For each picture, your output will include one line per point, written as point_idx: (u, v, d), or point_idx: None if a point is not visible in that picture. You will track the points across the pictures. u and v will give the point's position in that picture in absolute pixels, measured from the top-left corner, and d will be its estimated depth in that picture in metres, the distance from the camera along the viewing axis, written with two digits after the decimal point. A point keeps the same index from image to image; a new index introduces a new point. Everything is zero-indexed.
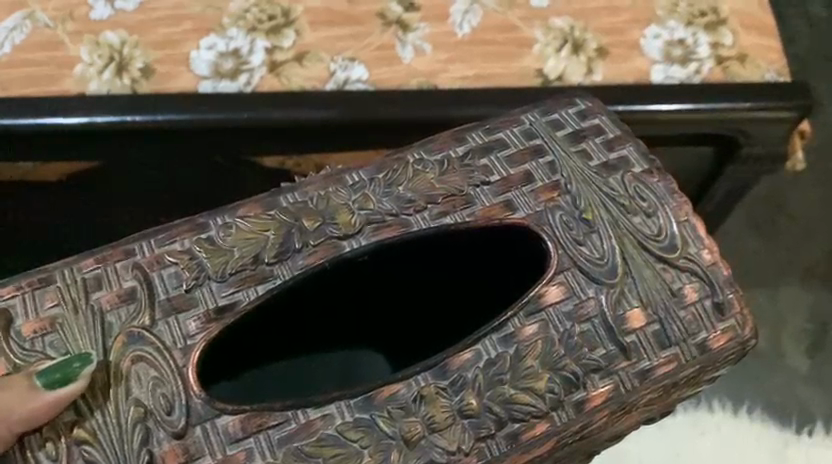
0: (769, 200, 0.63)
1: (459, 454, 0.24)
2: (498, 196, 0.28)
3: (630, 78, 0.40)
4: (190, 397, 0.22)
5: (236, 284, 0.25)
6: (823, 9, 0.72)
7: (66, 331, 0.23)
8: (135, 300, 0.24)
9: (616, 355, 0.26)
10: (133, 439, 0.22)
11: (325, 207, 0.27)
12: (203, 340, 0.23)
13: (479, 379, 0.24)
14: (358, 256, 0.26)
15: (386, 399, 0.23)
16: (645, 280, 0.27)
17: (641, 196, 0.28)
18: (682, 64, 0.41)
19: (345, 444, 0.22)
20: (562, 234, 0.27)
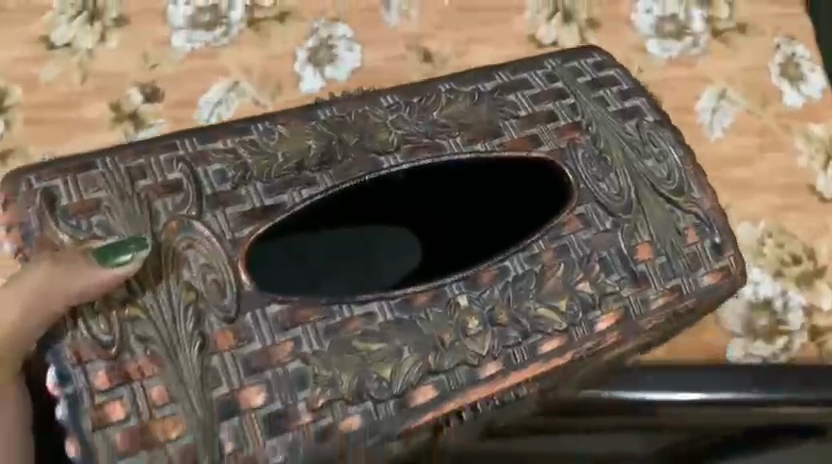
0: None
1: (488, 357, 0.25)
2: (526, 131, 0.29)
3: (702, 355, 0.42)
4: (241, 285, 0.23)
5: (281, 185, 0.25)
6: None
7: (117, 212, 0.23)
8: (182, 190, 0.24)
9: (628, 281, 0.27)
10: (186, 320, 0.22)
11: (364, 124, 0.28)
12: (252, 234, 0.24)
13: (509, 292, 0.26)
14: (393, 174, 0.27)
15: (424, 303, 0.25)
16: (656, 216, 0.29)
17: (653, 143, 0.30)
18: (769, 339, 0.44)
19: (387, 340, 0.24)
20: (583, 169, 0.29)
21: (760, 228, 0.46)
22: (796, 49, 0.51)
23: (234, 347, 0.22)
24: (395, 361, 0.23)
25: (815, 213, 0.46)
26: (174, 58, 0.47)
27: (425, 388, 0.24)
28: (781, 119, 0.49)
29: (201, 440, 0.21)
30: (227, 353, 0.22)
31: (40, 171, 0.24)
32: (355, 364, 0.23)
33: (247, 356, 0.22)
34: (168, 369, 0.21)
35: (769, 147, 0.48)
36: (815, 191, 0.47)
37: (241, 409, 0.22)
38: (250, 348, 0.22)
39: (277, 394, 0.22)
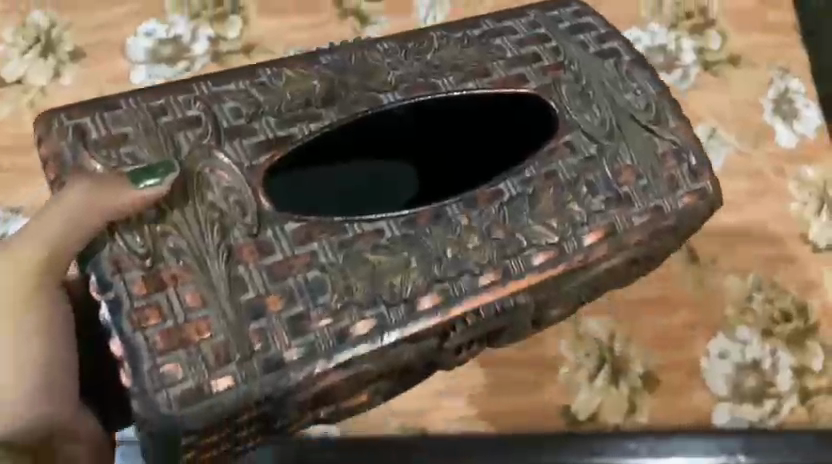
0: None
1: (488, 267, 0.27)
2: (512, 71, 0.31)
3: (684, 417, 0.45)
4: (259, 204, 0.26)
5: (290, 119, 0.28)
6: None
7: (144, 145, 0.26)
8: (201, 124, 0.27)
9: (613, 201, 0.30)
10: (213, 235, 0.25)
11: (361, 67, 0.30)
12: (266, 162, 0.27)
13: (505, 212, 0.28)
14: (393, 109, 0.29)
15: (427, 220, 0.27)
16: (635, 142, 0.31)
17: (631, 79, 0.33)
18: (757, 402, 0.46)
19: (393, 255, 0.26)
20: (566, 102, 0.31)
21: (747, 280, 0.48)
22: (791, 83, 0.54)
23: (259, 258, 0.25)
24: (402, 271, 0.26)
25: (807, 266, 0.49)
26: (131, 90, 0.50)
27: (432, 294, 0.26)
28: (775, 160, 0.52)
29: (231, 337, 0.24)
30: (251, 262, 0.25)
31: (70, 112, 0.27)
32: (366, 272, 0.26)
33: (269, 264, 0.25)
34: (198, 275, 0.24)
35: (763, 190, 0.51)
36: (808, 240, 0.49)
37: (269, 315, 0.24)
38: (272, 258, 0.25)
39: (299, 298, 0.25)
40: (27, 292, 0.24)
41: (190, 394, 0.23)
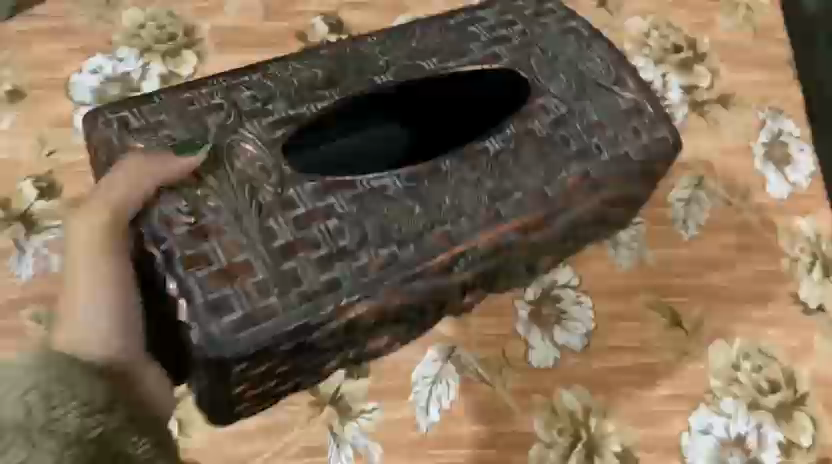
0: (663, 293, 1.06)
1: (370, 257, 0.69)
2: (286, 105, 0.76)
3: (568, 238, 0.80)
4: (302, 231, 0.69)
5: (312, 215, 0.70)
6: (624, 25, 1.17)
7: (202, 186, 0.69)
8: (225, 204, 0.69)
9: (434, 236, 0.71)
10: (256, 207, 0.70)
11: (301, 194, 0.70)
12: (309, 222, 0.69)
13: (352, 210, 0.71)
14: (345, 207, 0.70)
15: (342, 253, 0.68)
16: (457, 190, 0.73)
17: (451, 177, 0.73)
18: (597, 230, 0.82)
19: (313, 229, 0.69)
20: (422, 199, 0.72)
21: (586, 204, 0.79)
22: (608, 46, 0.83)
23: (287, 219, 0.69)
24: (318, 231, 0.69)
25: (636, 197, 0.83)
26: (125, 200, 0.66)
27: (359, 261, 0.69)
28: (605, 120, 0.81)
29: (273, 271, 0.67)
30: (303, 247, 0.68)
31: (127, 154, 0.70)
32: (307, 222, 0.69)
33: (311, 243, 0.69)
34: (248, 249, 0.67)
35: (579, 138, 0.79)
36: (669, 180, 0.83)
37: (226, 239, 0.67)
38: (315, 244, 0.69)
39: (320, 233, 0.69)
40: (99, 250, 0.62)
41: (253, 320, 0.64)
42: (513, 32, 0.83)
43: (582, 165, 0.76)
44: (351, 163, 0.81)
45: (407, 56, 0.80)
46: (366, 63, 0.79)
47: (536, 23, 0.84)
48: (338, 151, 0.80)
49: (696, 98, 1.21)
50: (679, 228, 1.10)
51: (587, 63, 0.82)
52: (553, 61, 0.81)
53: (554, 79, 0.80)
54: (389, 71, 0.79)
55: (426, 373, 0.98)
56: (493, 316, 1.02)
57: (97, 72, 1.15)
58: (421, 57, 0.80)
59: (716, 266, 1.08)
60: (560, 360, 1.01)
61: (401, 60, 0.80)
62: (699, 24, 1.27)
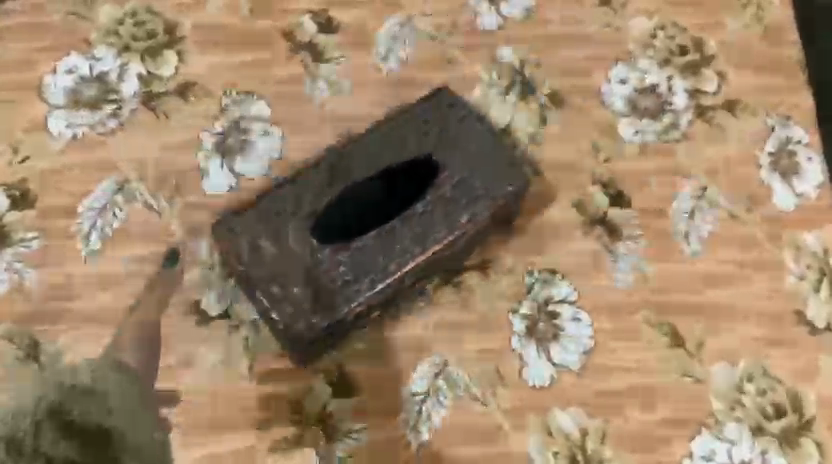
0: (665, 311, 1.04)
1: (379, 280, 0.89)
2: (311, 199, 0.91)
3: (514, 253, 1.04)
4: (322, 255, 0.89)
5: (326, 247, 0.90)
6: (583, 62, 1.19)
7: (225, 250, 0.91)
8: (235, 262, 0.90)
9: (421, 251, 0.91)
10: (280, 251, 0.89)
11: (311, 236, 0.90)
12: (324, 252, 0.89)
13: (351, 262, 0.89)
14: (348, 246, 0.90)
15: (358, 280, 0.89)
16: (433, 228, 0.91)
17: (426, 215, 0.92)
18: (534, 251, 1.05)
19: (330, 263, 0.89)
20: (417, 234, 0.91)
21: (522, 241, 1.05)
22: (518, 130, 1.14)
23: (312, 244, 0.90)
24: (335, 264, 0.89)
25: (559, 218, 1.07)
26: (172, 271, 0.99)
27: (373, 279, 0.89)
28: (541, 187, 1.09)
29: (308, 295, 0.88)
30: (331, 265, 0.89)
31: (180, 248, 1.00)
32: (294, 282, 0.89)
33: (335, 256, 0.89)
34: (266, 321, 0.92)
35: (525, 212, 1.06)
36: (580, 199, 1.09)
37: (276, 283, 0.88)
38: (336, 260, 0.89)
39: (333, 261, 0.89)
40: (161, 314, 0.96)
41: (302, 329, 0.88)
42: (428, 126, 0.95)
43: (475, 214, 0.93)
44: (350, 224, 0.93)
45: (381, 151, 0.93)
46: (351, 161, 0.93)
47: (443, 111, 0.96)
48: (339, 214, 0.92)
49: (702, 103, 1.18)
50: (683, 241, 1.08)
51: (481, 136, 0.95)
52: (452, 138, 0.94)
53: (457, 152, 0.94)
54: (363, 165, 0.92)
55: (419, 390, 0.96)
56: (489, 331, 0.99)
57: (71, 72, 1.09)
58: (380, 147, 0.94)
59: (720, 282, 1.06)
60: (558, 379, 0.98)
61: (358, 156, 0.93)
62: (705, 24, 1.23)
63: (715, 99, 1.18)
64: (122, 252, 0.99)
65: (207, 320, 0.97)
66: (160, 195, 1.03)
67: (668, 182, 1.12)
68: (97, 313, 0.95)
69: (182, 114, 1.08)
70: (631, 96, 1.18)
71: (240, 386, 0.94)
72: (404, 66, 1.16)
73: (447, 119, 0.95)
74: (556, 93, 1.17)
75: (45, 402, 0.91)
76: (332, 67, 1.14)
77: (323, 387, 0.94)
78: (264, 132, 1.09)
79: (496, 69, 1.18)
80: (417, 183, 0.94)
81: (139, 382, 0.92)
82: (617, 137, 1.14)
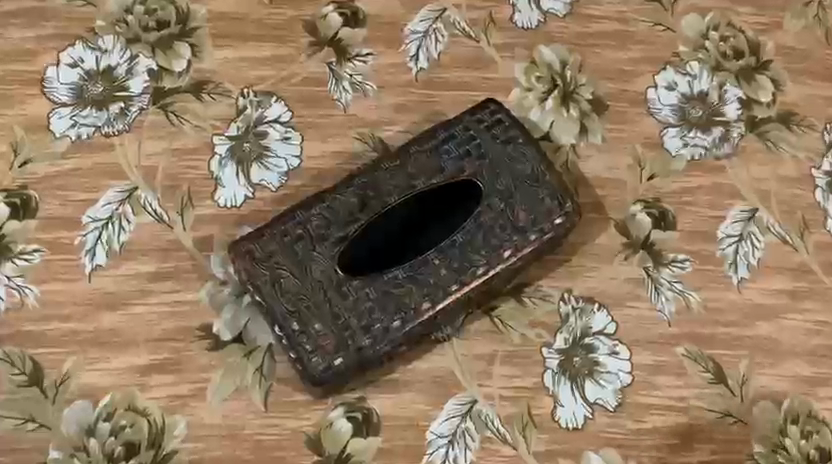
0: (707, 345, 0.98)
1: (413, 316, 0.83)
2: (340, 227, 0.85)
3: (549, 278, 0.99)
4: (349, 294, 0.82)
5: (355, 280, 0.83)
6: (629, 64, 1.10)
7: (248, 273, 0.83)
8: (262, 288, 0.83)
9: (461, 288, 0.85)
10: (308, 285, 0.82)
11: (339, 270, 0.83)
12: (352, 290, 0.83)
13: (380, 296, 0.83)
14: (380, 278, 0.83)
15: (391, 317, 0.83)
16: (472, 259, 0.85)
17: (466, 251, 0.86)
18: (572, 279, 0.99)
19: (358, 298, 0.82)
20: (454, 267, 0.85)
21: (560, 265, 1.00)
22: (555, 136, 1.06)
23: (337, 284, 0.83)
24: (365, 302, 0.82)
25: (597, 243, 1.01)
26: (192, 293, 0.93)
27: (405, 317, 0.83)
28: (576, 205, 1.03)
29: (335, 333, 0.82)
30: (354, 305, 0.82)
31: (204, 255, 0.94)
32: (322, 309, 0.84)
33: (359, 298, 0.82)
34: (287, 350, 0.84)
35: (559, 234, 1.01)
36: (622, 219, 1.03)
37: (301, 320, 0.82)
38: (362, 301, 0.82)
39: (360, 301, 0.82)
40: (179, 333, 0.91)
41: (331, 368, 0.81)
42: (472, 147, 0.90)
43: (517, 244, 0.87)
44: (378, 247, 0.84)
45: (416, 176, 0.88)
46: (383, 187, 0.87)
47: (484, 130, 0.90)
48: (364, 241, 0.84)
49: (756, 114, 1.09)
50: (730, 269, 1.01)
51: (521, 165, 0.89)
52: (492, 166, 0.89)
53: (497, 180, 0.88)
54: (397, 192, 0.87)
55: (442, 432, 0.90)
56: (521, 366, 0.94)
57: (77, 66, 1.01)
58: (414, 175, 0.88)
59: (766, 316, 1.00)
60: (592, 419, 0.93)
61: (399, 182, 0.88)
62: (762, 25, 1.14)
63: (770, 110, 1.10)
64: (130, 269, 0.93)
65: (219, 345, 0.91)
66: (170, 206, 0.96)
67: (716, 203, 1.04)
68: (104, 336, 0.90)
69: (195, 116, 1.01)
70: (678, 104, 1.09)
71: (254, 419, 0.88)
72: (436, 65, 1.07)
73: (484, 142, 0.90)
74: (599, 99, 1.08)
75: (47, 433, 0.85)
76: (356, 65, 1.06)
77: (344, 424, 0.89)
78: (283, 137, 1.01)
79: (536, 70, 1.09)
80: (451, 210, 0.87)
81: (149, 414, 0.87)
82: (663, 150, 1.06)
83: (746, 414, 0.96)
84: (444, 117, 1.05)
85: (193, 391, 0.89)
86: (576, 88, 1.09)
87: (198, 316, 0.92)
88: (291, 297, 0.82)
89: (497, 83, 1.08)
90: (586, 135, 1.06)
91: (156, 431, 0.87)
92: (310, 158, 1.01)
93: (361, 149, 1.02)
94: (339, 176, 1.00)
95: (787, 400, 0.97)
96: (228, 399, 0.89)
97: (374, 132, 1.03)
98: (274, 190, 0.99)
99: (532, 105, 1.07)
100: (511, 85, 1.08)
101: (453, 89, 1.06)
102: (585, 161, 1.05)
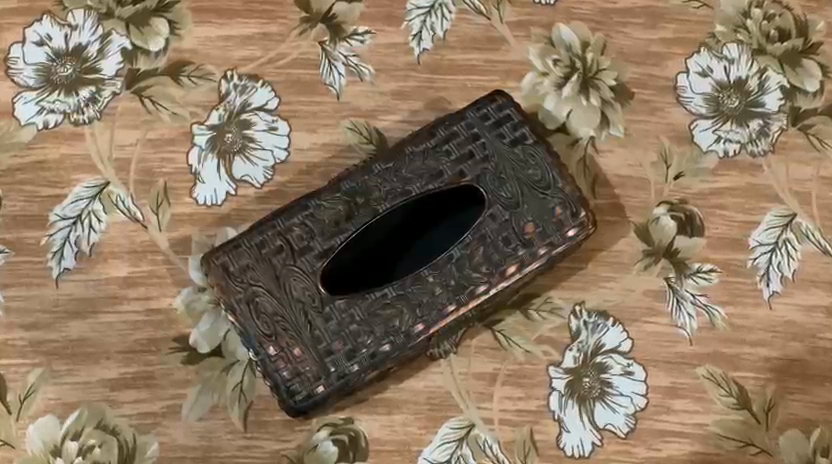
0: (732, 366, 0.88)
1: (403, 340, 0.75)
2: (323, 238, 0.77)
3: (559, 288, 0.90)
4: (331, 314, 0.75)
5: (339, 300, 0.75)
6: (658, 47, 0.99)
7: (221, 288, 0.76)
8: (236, 306, 0.76)
9: (457, 309, 0.76)
10: (287, 305, 0.75)
11: (320, 288, 0.75)
12: (334, 310, 0.75)
13: (367, 317, 0.75)
14: (367, 297, 0.75)
15: (378, 341, 0.75)
16: (471, 277, 0.76)
17: (465, 267, 0.76)
18: (584, 290, 0.90)
19: (341, 320, 0.75)
20: (450, 286, 0.76)
21: (572, 274, 0.91)
22: (571, 127, 0.95)
23: (318, 303, 0.75)
24: (349, 324, 0.75)
25: (614, 250, 0.92)
26: (167, 301, 0.85)
27: (394, 341, 0.75)
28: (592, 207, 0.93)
29: (316, 357, 0.74)
30: (337, 328, 0.75)
31: (180, 259, 0.86)
32: None
33: (342, 319, 0.75)
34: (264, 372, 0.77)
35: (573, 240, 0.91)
36: (644, 223, 0.92)
37: (278, 343, 0.74)
38: (347, 323, 0.75)
39: (343, 322, 0.75)
40: (152, 345, 0.84)
41: (310, 396, 0.74)
42: (475, 147, 0.80)
43: (522, 260, 0.77)
44: (366, 262, 0.76)
45: (412, 181, 0.79)
46: (373, 193, 0.79)
47: (490, 128, 0.80)
48: (350, 255, 0.76)
49: (800, 105, 0.97)
50: (761, 282, 0.91)
51: (530, 169, 0.79)
52: (497, 169, 0.79)
53: (503, 186, 0.78)
54: (388, 199, 0.78)
55: (435, 459, 0.83)
56: (523, 387, 0.86)
57: (44, 44, 0.92)
58: (409, 179, 0.79)
59: (800, 335, 0.89)
60: (600, 446, 0.85)
61: (391, 188, 0.79)
62: (812, 2, 1.01)
63: (816, 100, 0.97)
64: (100, 273, 0.86)
65: (196, 358, 0.84)
66: (144, 203, 0.88)
67: (749, 206, 0.93)
68: (72, 347, 0.83)
69: (173, 102, 0.91)
70: (712, 93, 0.97)
71: (232, 441, 0.82)
72: (442, 45, 0.96)
73: (490, 142, 0.80)
74: (623, 86, 0.97)
75: (11, 451, 0.80)
76: (352, 45, 0.95)
77: (330, 447, 0.83)
78: (270, 128, 0.91)
79: (553, 52, 0.98)
80: (449, 221, 0.78)
81: (119, 433, 0.81)
82: (692, 145, 0.95)
83: (772, 445, 0.86)
84: (448, 104, 0.94)
85: (165, 408, 0.82)
86: (597, 73, 0.97)
87: (173, 325, 0.85)
88: (267, 318, 0.75)
89: (509, 66, 0.97)
90: (606, 127, 0.96)
91: (126, 451, 0.81)
92: (299, 151, 0.91)
93: (356, 141, 0.92)
94: (330, 171, 0.91)
95: (819, 430, 0.87)
96: (203, 418, 0.82)
97: (370, 122, 0.93)
98: (258, 187, 0.89)
99: (547, 92, 0.96)
100: (524, 69, 0.97)
101: (459, 73, 0.96)
102: (604, 157, 0.94)
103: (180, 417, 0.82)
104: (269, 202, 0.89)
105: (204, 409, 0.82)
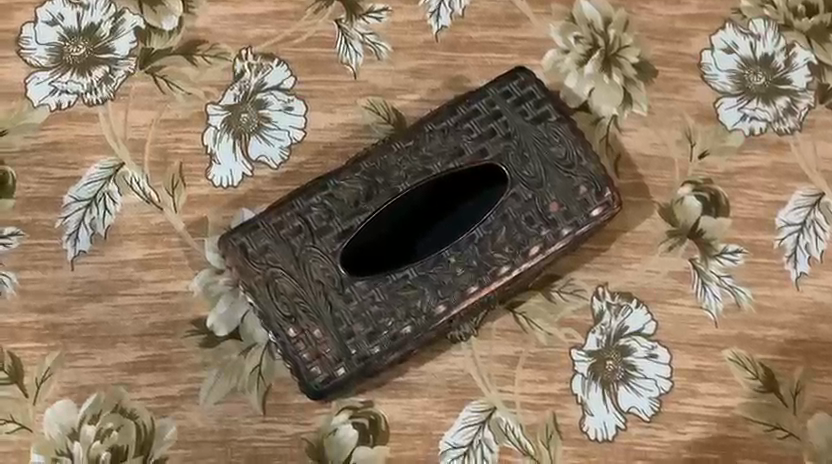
0: (759, 349, 0.86)
1: (425, 322, 0.74)
2: (343, 218, 0.75)
3: (581, 270, 0.88)
4: (351, 296, 0.73)
5: (359, 281, 0.74)
6: (682, 22, 0.96)
7: (239, 270, 0.75)
8: (254, 288, 0.74)
9: (480, 290, 0.74)
10: (306, 286, 0.74)
11: (340, 269, 0.74)
12: (354, 291, 0.73)
13: (388, 299, 0.73)
14: (387, 278, 0.74)
15: (400, 323, 0.73)
16: (493, 257, 0.75)
17: (487, 248, 0.75)
18: (606, 272, 0.88)
19: (362, 301, 0.73)
20: (472, 267, 0.75)
21: (594, 256, 0.89)
22: (592, 106, 0.93)
23: (338, 284, 0.73)
24: (370, 306, 0.73)
25: (638, 230, 0.90)
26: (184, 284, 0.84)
27: (415, 322, 0.74)
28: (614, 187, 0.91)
29: (336, 339, 0.73)
30: (357, 309, 0.73)
31: (196, 241, 0.85)
32: None
33: (363, 301, 0.73)
34: None
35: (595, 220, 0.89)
36: (668, 204, 0.90)
37: (298, 325, 0.73)
38: (367, 304, 0.73)
39: (364, 304, 0.73)
40: (168, 328, 0.83)
41: (331, 378, 0.73)
42: (497, 125, 0.78)
43: (546, 240, 0.75)
44: (386, 243, 0.75)
45: (432, 160, 0.77)
46: (393, 173, 0.77)
47: (512, 105, 0.78)
48: (370, 236, 0.75)
49: (828, 82, 0.95)
50: (789, 263, 0.89)
51: (554, 147, 0.77)
52: (520, 147, 0.77)
53: (526, 165, 0.76)
54: (409, 179, 0.76)
55: (457, 443, 0.82)
56: (546, 370, 0.85)
57: (56, 24, 0.91)
58: (430, 158, 0.77)
59: (829, 317, 0.87)
60: (624, 430, 0.84)
61: (411, 167, 0.77)
62: None
63: None
64: (115, 255, 0.84)
65: (214, 341, 0.83)
66: (159, 184, 0.86)
67: (776, 186, 0.91)
68: (89, 330, 0.82)
69: (187, 81, 0.90)
70: (738, 70, 0.95)
71: (251, 425, 0.81)
72: (460, 22, 0.94)
73: (512, 120, 0.78)
74: (646, 63, 0.95)
75: (29, 435, 0.79)
76: (368, 23, 0.93)
77: (350, 431, 0.82)
78: (286, 107, 0.90)
79: (575, 29, 0.95)
80: (471, 200, 0.76)
81: (137, 417, 0.80)
82: (718, 124, 0.93)
83: (799, 428, 0.85)
84: (467, 83, 0.92)
85: (183, 391, 0.81)
86: (620, 50, 0.95)
87: (190, 308, 0.83)
88: (286, 299, 0.73)
89: (529, 44, 0.95)
90: (628, 105, 0.93)
91: (144, 434, 0.80)
92: (315, 131, 0.89)
93: (373, 121, 0.90)
94: (347, 152, 0.89)
95: None
96: (222, 401, 0.81)
97: (387, 101, 0.91)
98: (274, 168, 0.88)
99: (569, 70, 0.94)
100: (545, 46, 0.94)
101: (478, 51, 0.93)
102: (627, 136, 0.92)
103: (198, 400, 0.81)
104: (285, 183, 0.88)
105: (222, 392, 0.81)
